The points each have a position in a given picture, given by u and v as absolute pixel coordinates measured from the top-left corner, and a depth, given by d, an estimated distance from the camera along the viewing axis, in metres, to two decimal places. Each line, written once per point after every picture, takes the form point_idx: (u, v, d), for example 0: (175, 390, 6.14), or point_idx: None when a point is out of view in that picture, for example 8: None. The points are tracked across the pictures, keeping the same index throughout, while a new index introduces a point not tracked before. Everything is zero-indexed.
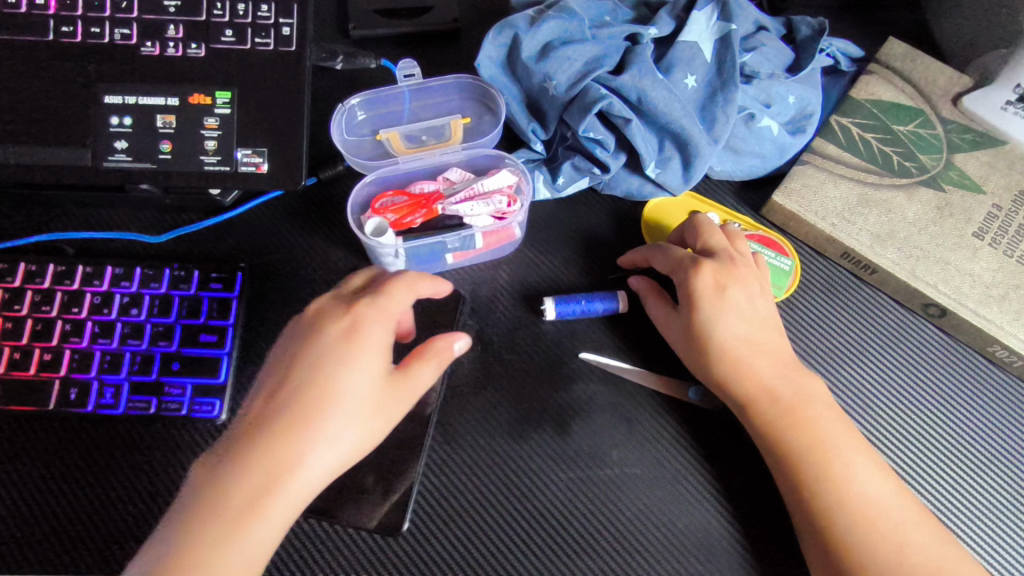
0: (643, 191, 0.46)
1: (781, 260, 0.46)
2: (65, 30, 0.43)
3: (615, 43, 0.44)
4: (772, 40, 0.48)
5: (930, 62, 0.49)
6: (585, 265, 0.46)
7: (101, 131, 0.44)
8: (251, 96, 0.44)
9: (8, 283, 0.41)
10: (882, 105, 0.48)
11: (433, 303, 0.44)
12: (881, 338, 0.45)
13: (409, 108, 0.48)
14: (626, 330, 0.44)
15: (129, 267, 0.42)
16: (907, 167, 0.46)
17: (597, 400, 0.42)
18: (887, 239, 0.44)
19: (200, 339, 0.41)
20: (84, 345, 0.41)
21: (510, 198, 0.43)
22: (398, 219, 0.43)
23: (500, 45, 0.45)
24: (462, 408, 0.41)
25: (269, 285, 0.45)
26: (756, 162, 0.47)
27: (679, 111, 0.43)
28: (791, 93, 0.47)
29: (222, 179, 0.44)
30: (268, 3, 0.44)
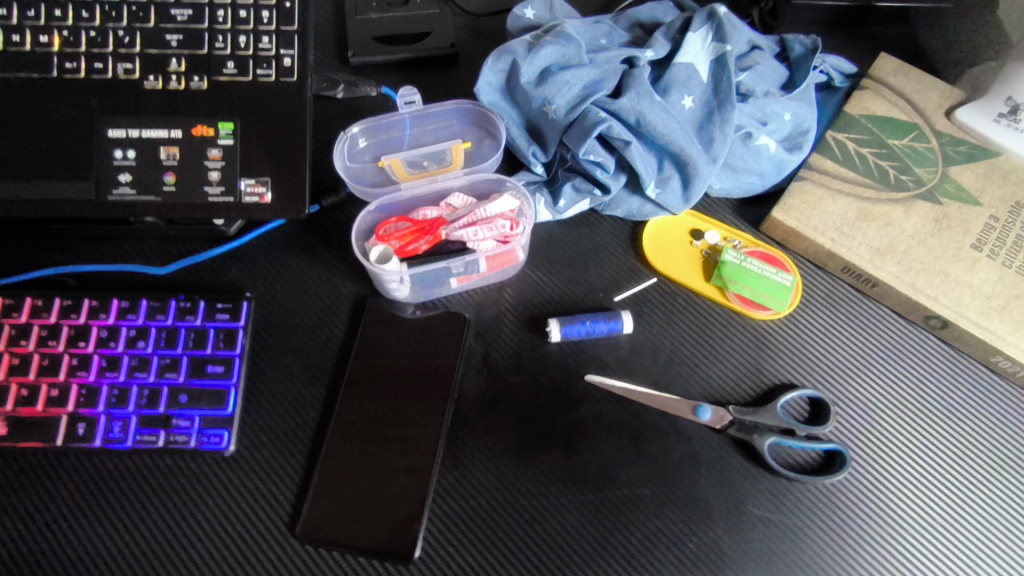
0: (644, 211, 0.47)
1: (783, 275, 0.46)
2: (68, 66, 0.44)
3: (612, 66, 0.45)
4: (766, 59, 0.48)
5: (923, 77, 0.50)
6: (589, 285, 0.46)
7: (105, 165, 0.44)
8: (254, 126, 0.45)
9: (14, 318, 0.41)
10: (876, 119, 0.49)
11: (438, 327, 0.44)
12: (883, 351, 0.45)
13: (410, 133, 0.48)
14: (631, 350, 0.44)
15: (135, 300, 0.42)
16: (904, 181, 0.47)
17: (604, 420, 0.42)
18: (887, 253, 0.44)
19: (207, 370, 0.41)
20: (91, 379, 0.40)
21: (513, 221, 0.44)
22: (403, 245, 0.43)
23: (499, 71, 0.46)
24: (470, 431, 0.42)
25: (275, 313, 0.45)
26: (754, 179, 0.47)
27: (677, 132, 0.44)
28: (787, 110, 0.47)
29: (226, 210, 0.45)
30: (268, 35, 0.45)
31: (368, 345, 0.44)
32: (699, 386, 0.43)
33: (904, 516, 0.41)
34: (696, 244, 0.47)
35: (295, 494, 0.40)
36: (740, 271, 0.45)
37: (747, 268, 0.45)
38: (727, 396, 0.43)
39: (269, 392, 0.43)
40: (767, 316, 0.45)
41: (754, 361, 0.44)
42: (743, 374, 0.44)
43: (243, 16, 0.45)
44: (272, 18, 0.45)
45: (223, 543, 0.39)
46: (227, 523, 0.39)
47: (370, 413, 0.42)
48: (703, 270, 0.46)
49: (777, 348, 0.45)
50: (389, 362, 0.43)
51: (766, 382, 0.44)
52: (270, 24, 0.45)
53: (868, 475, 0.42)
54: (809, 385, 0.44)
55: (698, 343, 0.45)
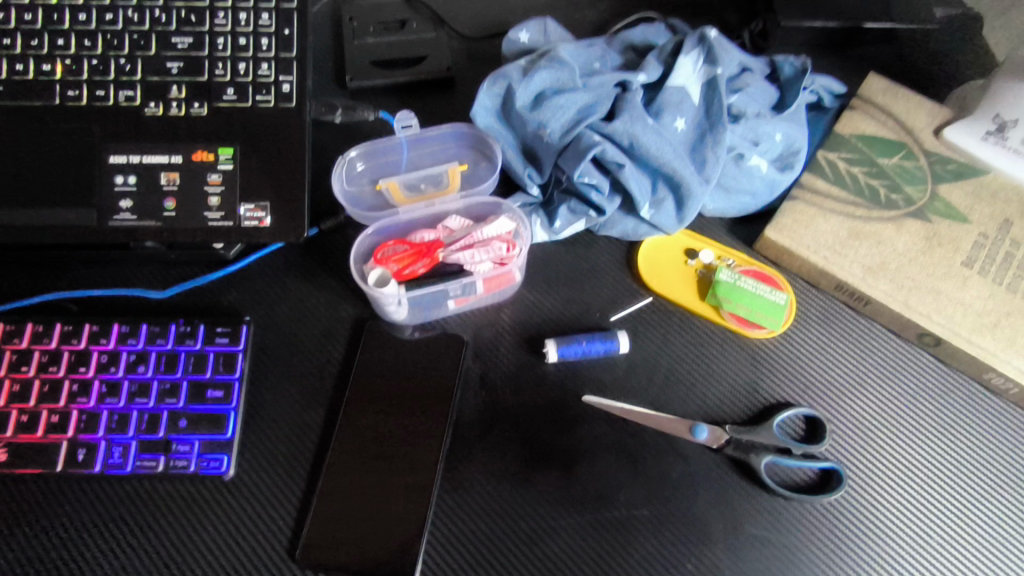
0: (639, 231, 0.47)
1: (776, 294, 0.46)
2: (70, 94, 0.45)
3: (606, 90, 0.46)
4: (757, 80, 0.49)
5: (911, 96, 0.51)
6: (585, 305, 0.47)
7: (106, 191, 0.45)
8: (253, 151, 0.46)
9: (15, 344, 0.42)
10: (866, 139, 0.49)
11: (436, 349, 0.44)
12: (878, 368, 0.46)
13: (407, 157, 0.49)
14: (627, 370, 0.45)
15: (135, 325, 0.43)
16: (894, 200, 0.47)
17: (601, 440, 0.42)
18: (879, 271, 0.45)
19: (207, 395, 0.41)
20: (91, 405, 0.41)
21: (509, 243, 0.44)
22: (401, 269, 0.43)
23: (494, 95, 0.47)
24: (468, 452, 0.42)
25: (274, 336, 0.45)
26: (746, 199, 0.48)
27: (670, 155, 0.45)
28: (779, 131, 0.48)
29: (226, 234, 0.45)
30: (268, 62, 0.46)
31: (366, 367, 0.44)
32: (695, 406, 0.44)
33: (901, 534, 0.41)
34: (690, 263, 0.48)
35: (294, 517, 0.40)
36: (733, 290, 0.45)
37: (740, 287, 0.46)
38: (724, 415, 0.44)
39: (268, 414, 0.43)
40: (762, 335, 0.46)
41: (749, 380, 0.45)
42: (739, 393, 0.44)
43: (243, 43, 0.45)
44: (271, 45, 0.45)
45: (223, 568, 0.39)
46: (227, 547, 0.40)
47: (368, 435, 0.42)
48: (698, 290, 0.47)
49: (772, 366, 0.45)
50: (388, 384, 0.43)
51: (761, 400, 0.44)
52: (269, 51, 0.45)
53: (864, 494, 0.42)
54: (804, 403, 0.44)
55: (694, 362, 0.45)
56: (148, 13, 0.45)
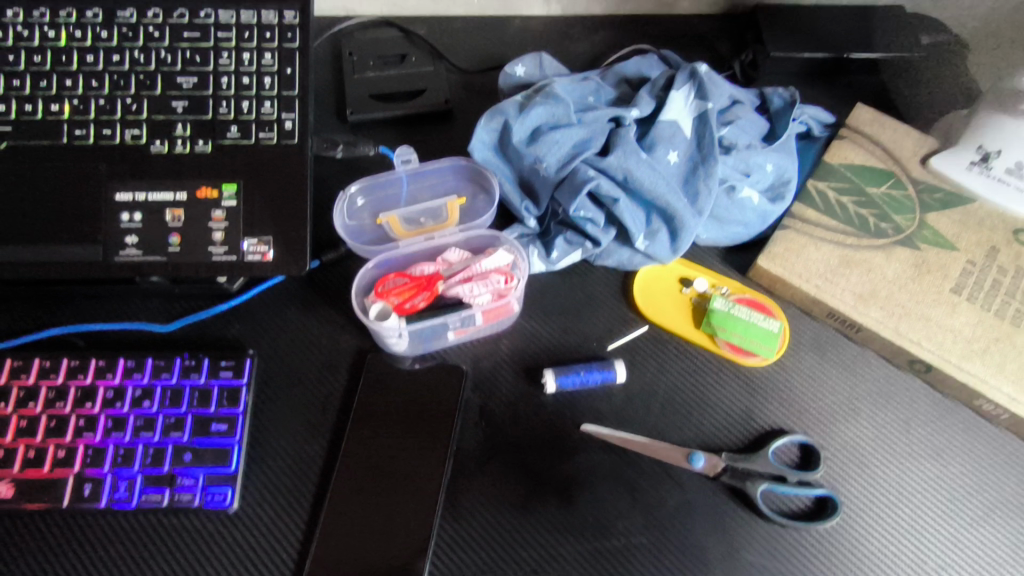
0: (634, 261, 0.48)
1: (769, 322, 0.47)
2: (77, 133, 0.46)
3: (600, 125, 0.47)
4: (747, 113, 0.51)
5: (898, 126, 0.52)
6: (582, 334, 0.48)
7: (112, 228, 0.46)
8: (256, 187, 0.47)
9: (22, 380, 0.42)
10: (855, 168, 0.51)
11: (436, 379, 0.45)
12: (871, 394, 0.46)
13: (407, 190, 0.50)
14: (625, 399, 0.45)
15: (141, 359, 0.43)
16: (883, 228, 0.48)
17: (600, 468, 0.43)
18: (869, 298, 0.46)
19: (211, 429, 0.42)
20: (97, 439, 0.41)
21: (507, 276, 0.45)
22: (402, 302, 0.44)
23: (492, 130, 0.48)
24: (469, 482, 0.42)
25: (277, 368, 0.46)
26: (739, 229, 0.49)
27: (663, 188, 0.46)
28: (769, 162, 0.49)
29: (229, 268, 0.46)
30: (270, 100, 0.47)
31: (368, 398, 0.45)
32: (692, 433, 0.44)
33: (897, 560, 0.42)
34: (685, 292, 0.48)
35: (297, 549, 0.41)
36: (727, 318, 0.46)
37: (734, 316, 0.47)
38: (720, 443, 0.44)
39: (271, 446, 0.44)
40: (756, 362, 0.47)
41: (745, 407, 0.46)
42: (735, 420, 0.45)
43: (246, 82, 0.47)
44: (274, 84, 0.47)
45: None
46: None
47: (370, 466, 0.42)
48: (693, 318, 0.48)
49: (767, 393, 0.46)
50: (389, 415, 0.44)
51: (757, 427, 0.45)
52: (272, 90, 0.47)
53: (860, 520, 0.42)
54: (799, 430, 0.45)
55: (690, 390, 0.46)
56: (154, 54, 0.46)
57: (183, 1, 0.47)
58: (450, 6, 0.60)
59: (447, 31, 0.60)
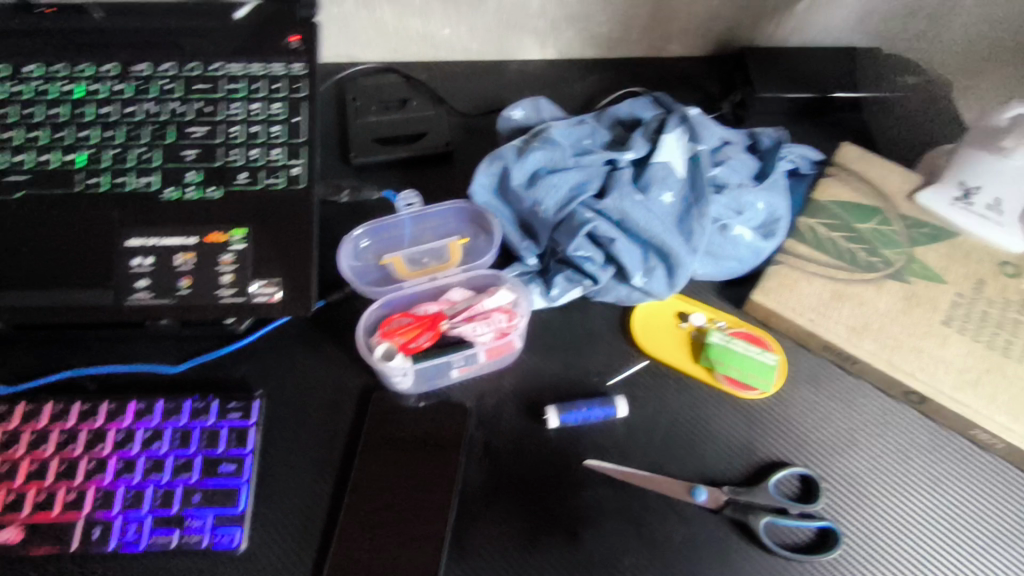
0: (632, 298, 0.49)
1: (766, 355, 0.48)
2: (92, 181, 0.48)
3: (596, 169, 0.49)
4: (737, 153, 0.53)
5: (883, 163, 0.54)
6: (584, 370, 0.49)
7: (124, 272, 0.47)
8: (264, 231, 0.48)
9: (34, 424, 0.43)
10: (843, 205, 0.52)
11: (441, 417, 0.46)
12: (868, 426, 0.47)
13: (410, 232, 0.52)
14: (627, 434, 0.46)
15: (151, 401, 0.44)
16: (873, 262, 0.50)
17: (604, 503, 0.44)
18: (862, 331, 0.47)
19: (220, 469, 0.42)
20: (106, 482, 0.42)
21: (509, 314, 0.47)
22: (407, 342, 0.45)
23: (492, 174, 0.50)
24: (475, 519, 0.43)
25: (285, 408, 0.47)
26: (733, 264, 0.51)
27: (658, 229, 0.48)
28: (760, 200, 0.51)
29: (238, 310, 0.47)
30: (279, 148, 0.49)
31: (374, 435, 0.45)
32: (694, 467, 0.45)
33: None
34: (683, 326, 0.50)
35: None
36: (726, 352, 0.47)
37: (731, 349, 0.48)
38: (721, 476, 0.45)
39: (279, 485, 0.44)
40: (754, 396, 0.48)
41: (745, 440, 0.46)
42: (736, 453, 0.46)
43: (255, 131, 0.49)
44: (282, 132, 0.49)
45: None
46: None
47: (376, 505, 0.43)
48: (691, 352, 0.49)
49: (765, 426, 0.47)
50: (395, 453, 0.44)
51: (757, 461, 0.46)
52: (280, 138, 0.49)
53: (862, 552, 0.43)
54: (799, 462, 0.46)
55: (690, 425, 0.47)
56: (167, 106, 0.49)
57: (195, 55, 0.50)
58: (449, 52, 0.63)
59: (447, 76, 0.63)
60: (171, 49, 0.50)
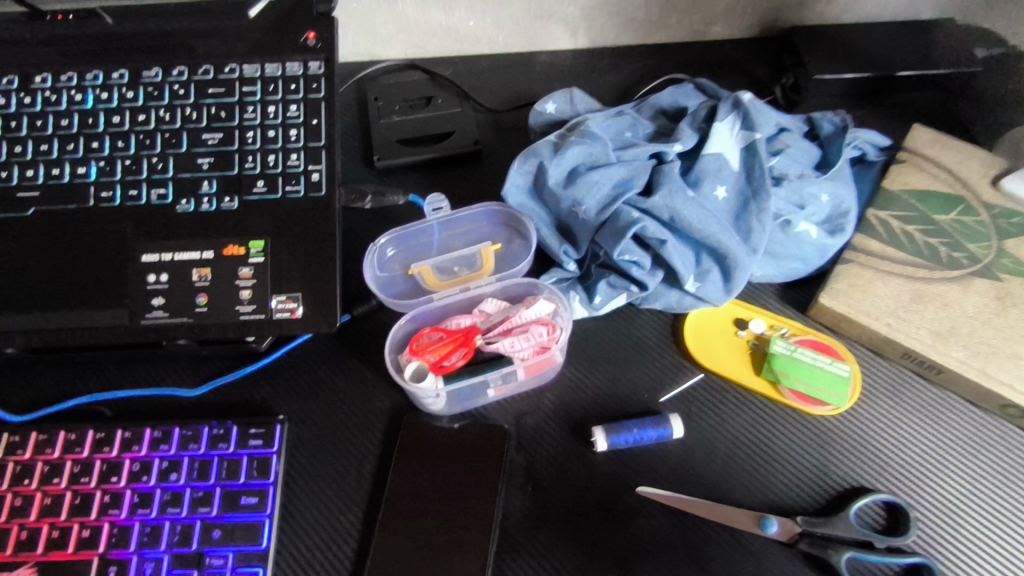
0: (684, 304, 0.45)
1: (839, 365, 0.43)
2: (104, 195, 0.45)
3: (641, 163, 0.45)
4: (797, 140, 0.47)
5: (962, 147, 0.48)
6: (632, 385, 0.44)
7: (139, 290, 0.44)
8: (284, 242, 0.45)
9: (47, 455, 0.41)
10: (918, 194, 0.47)
11: (477, 441, 0.42)
12: (959, 445, 0.42)
13: (439, 238, 0.48)
14: (683, 456, 0.42)
15: (167, 429, 0.41)
16: (957, 258, 0.44)
17: (660, 536, 0.39)
18: (949, 336, 0.42)
19: (240, 502, 0.39)
20: (123, 517, 0.39)
21: (550, 327, 0.43)
22: (439, 359, 0.42)
23: (526, 173, 0.46)
24: (518, 555, 0.39)
25: (309, 432, 0.43)
26: (796, 264, 0.46)
27: (714, 227, 0.43)
28: (824, 191, 0.46)
29: (258, 328, 0.44)
30: (297, 152, 0.45)
31: (406, 462, 0.42)
32: (761, 495, 0.40)
33: None
34: (741, 334, 0.45)
35: None
36: (790, 363, 0.43)
37: (797, 359, 0.43)
38: (794, 505, 0.40)
39: (305, 518, 0.41)
40: (826, 412, 0.42)
41: (818, 463, 0.41)
42: (808, 478, 0.41)
43: (272, 135, 0.45)
44: (300, 136, 0.46)
45: None
46: None
47: (409, 540, 0.39)
48: (752, 364, 0.44)
49: (841, 447, 0.42)
50: (428, 482, 0.41)
51: (834, 486, 0.41)
52: (298, 141, 0.46)
53: None
54: (881, 488, 0.40)
55: (755, 447, 0.42)
56: (180, 112, 0.46)
57: (207, 58, 0.47)
58: (475, 46, 0.59)
59: (473, 71, 0.59)
60: (183, 52, 0.47)
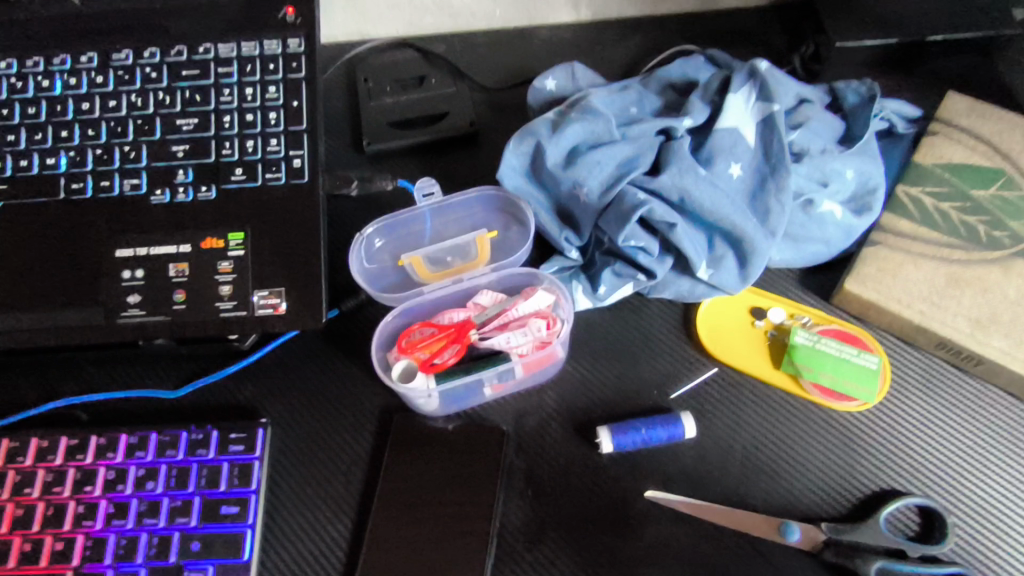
0: (696, 293, 0.41)
1: (866, 356, 0.39)
2: (75, 187, 0.42)
3: (647, 140, 0.41)
4: (819, 112, 0.43)
5: (1002, 115, 0.44)
6: (640, 382, 0.41)
7: (113, 287, 0.42)
8: (266, 233, 0.42)
9: (19, 463, 0.38)
10: (954, 168, 0.43)
11: (474, 443, 0.39)
12: (1001, 445, 0.38)
13: (431, 227, 0.45)
14: (696, 458, 0.38)
15: (144, 435, 0.39)
16: (997, 237, 0.40)
17: (671, 545, 0.36)
18: (989, 324, 0.38)
19: (221, 512, 0.37)
20: (97, 528, 0.37)
21: (550, 319, 0.40)
22: (430, 357, 0.39)
23: (523, 154, 0.42)
24: (518, 566, 0.36)
25: (296, 436, 0.41)
26: (819, 248, 0.42)
27: (728, 208, 0.39)
28: (849, 167, 0.42)
29: (239, 325, 0.41)
30: (277, 137, 0.42)
31: (398, 467, 0.39)
32: (782, 499, 0.37)
33: None
34: (758, 325, 0.41)
35: None
36: (813, 356, 0.39)
37: (821, 351, 0.39)
38: (818, 511, 0.37)
39: (291, 527, 0.38)
40: (853, 408, 0.39)
41: (845, 464, 0.38)
42: (834, 481, 0.38)
43: (250, 119, 0.42)
44: (280, 119, 0.42)
45: None
46: None
47: (401, 551, 0.36)
48: (771, 357, 0.40)
49: (869, 446, 0.38)
50: (420, 488, 0.38)
51: (862, 489, 0.37)
52: (278, 125, 0.42)
53: None
54: (914, 490, 0.37)
55: (775, 447, 0.39)
56: (153, 96, 0.43)
57: (181, 38, 0.44)
58: (469, 21, 0.55)
59: (468, 47, 0.55)
60: (155, 33, 0.44)
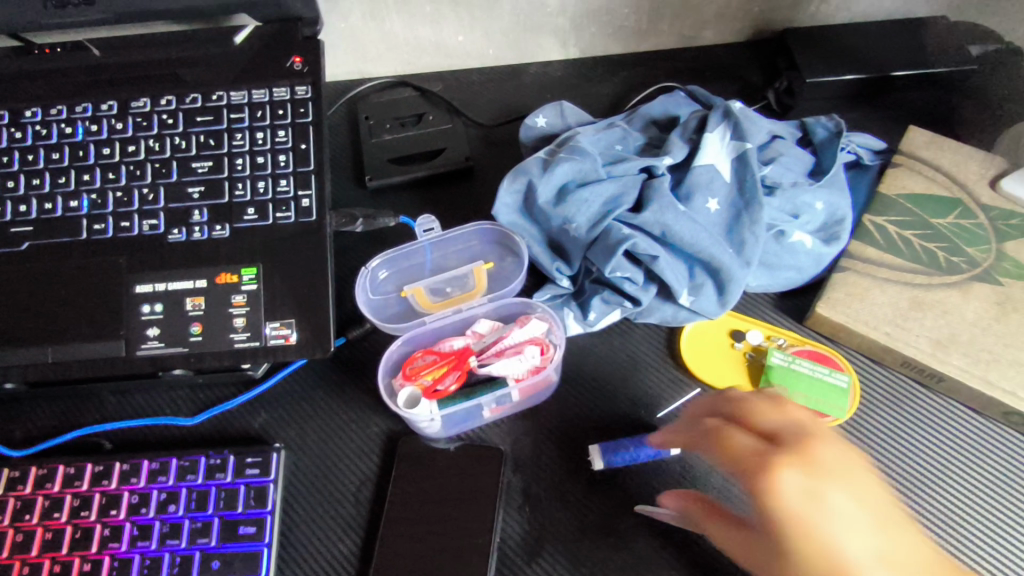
0: (678, 317, 0.44)
1: (836, 375, 0.43)
2: (96, 228, 0.45)
3: (631, 178, 0.45)
4: (789, 148, 0.47)
5: (958, 148, 0.47)
6: (629, 402, 0.44)
7: (133, 321, 0.44)
8: (276, 268, 0.45)
9: (48, 489, 0.41)
10: (916, 199, 0.46)
11: (474, 463, 0.42)
12: (962, 455, 0.41)
13: (431, 259, 0.48)
14: (682, 473, 0.41)
15: (165, 460, 0.41)
16: (956, 263, 0.43)
17: (660, 555, 0.39)
18: (949, 344, 0.41)
19: (239, 532, 0.39)
20: (123, 549, 0.39)
21: (543, 347, 0.43)
22: (433, 384, 0.42)
23: (515, 191, 0.45)
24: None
25: (307, 459, 0.43)
26: (792, 274, 0.45)
27: (707, 241, 0.42)
28: (819, 199, 0.45)
29: (253, 355, 0.44)
30: (286, 178, 0.45)
31: (403, 488, 0.41)
32: None
33: None
34: (738, 346, 0.44)
35: None
36: (787, 375, 0.42)
37: (795, 371, 0.43)
38: None
39: (304, 546, 0.41)
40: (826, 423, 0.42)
41: None
42: None
43: (261, 162, 0.45)
44: (289, 161, 0.46)
45: None
46: None
47: (407, 565, 0.39)
48: (750, 376, 0.43)
49: None
50: (424, 507, 0.41)
51: None
52: (287, 167, 0.46)
53: None
54: None
55: None
56: (169, 141, 0.46)
57: (195, 86, 0.47)
58: (464, 60, 0.58)
59: (463, 85, 0.59)
60: (171, 81, 0.47)
